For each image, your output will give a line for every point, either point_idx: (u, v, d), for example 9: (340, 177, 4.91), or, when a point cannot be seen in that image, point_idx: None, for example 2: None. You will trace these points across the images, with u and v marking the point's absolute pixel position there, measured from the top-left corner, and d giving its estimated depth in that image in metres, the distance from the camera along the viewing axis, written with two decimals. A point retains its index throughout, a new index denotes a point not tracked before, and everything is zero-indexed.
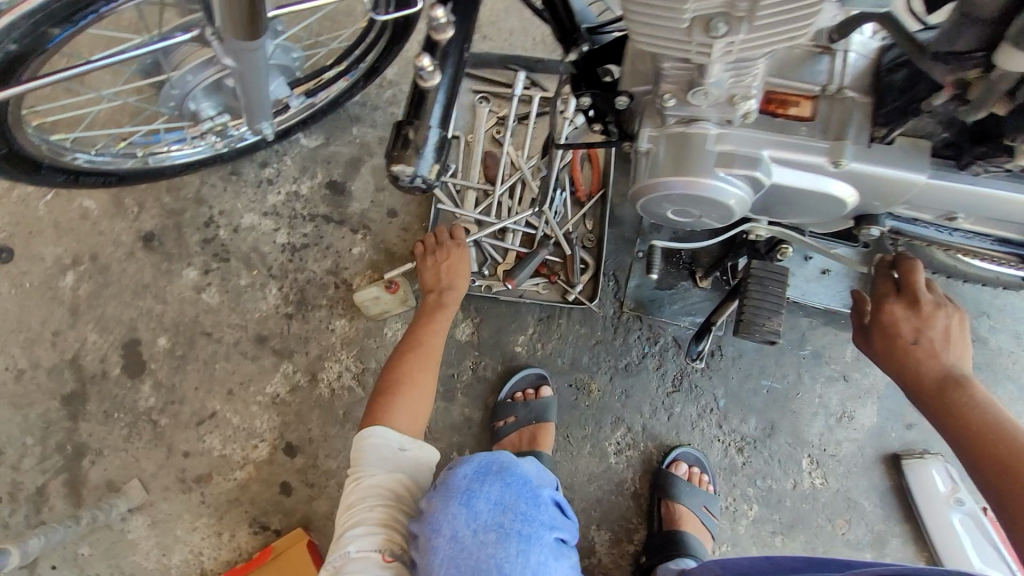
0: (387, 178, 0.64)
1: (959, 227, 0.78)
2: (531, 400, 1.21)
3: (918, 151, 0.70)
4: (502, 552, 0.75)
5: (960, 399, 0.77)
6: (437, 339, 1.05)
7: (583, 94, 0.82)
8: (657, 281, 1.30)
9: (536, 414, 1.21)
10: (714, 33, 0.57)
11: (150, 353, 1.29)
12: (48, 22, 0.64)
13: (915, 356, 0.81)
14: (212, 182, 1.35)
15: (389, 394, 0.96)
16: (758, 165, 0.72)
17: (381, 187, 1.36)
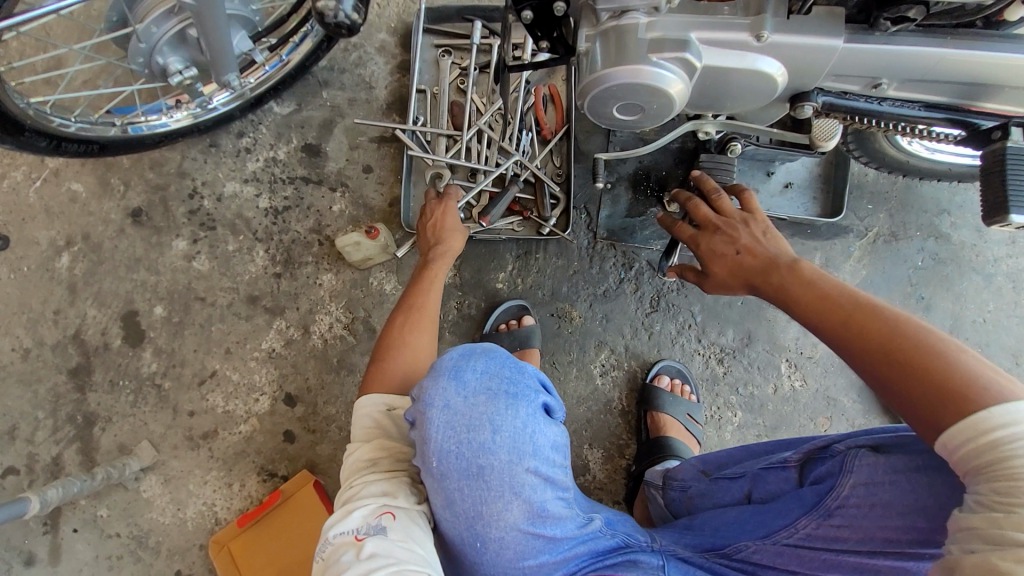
0: (314, 17, 0.76)
1: (886, 95, 0.84)
2: (514, 329, 1.26)
3: (833, 18, 0.76)
4: (494, 410, 0.80)
5: (791, 275, 0.79)
6: (430, 301, 0.97)
7: (524, 10, 0.81)
8: (627, 209, 1.34)
9: (521, 342, 1.26)
10: None
11: (148, 322, 1.35)
12: None
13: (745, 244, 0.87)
14: (193, 156, 1.41)
15: (383, 355, 0.91)
16: (688, 47, 0.77)
17: (355, 145, 1.41)
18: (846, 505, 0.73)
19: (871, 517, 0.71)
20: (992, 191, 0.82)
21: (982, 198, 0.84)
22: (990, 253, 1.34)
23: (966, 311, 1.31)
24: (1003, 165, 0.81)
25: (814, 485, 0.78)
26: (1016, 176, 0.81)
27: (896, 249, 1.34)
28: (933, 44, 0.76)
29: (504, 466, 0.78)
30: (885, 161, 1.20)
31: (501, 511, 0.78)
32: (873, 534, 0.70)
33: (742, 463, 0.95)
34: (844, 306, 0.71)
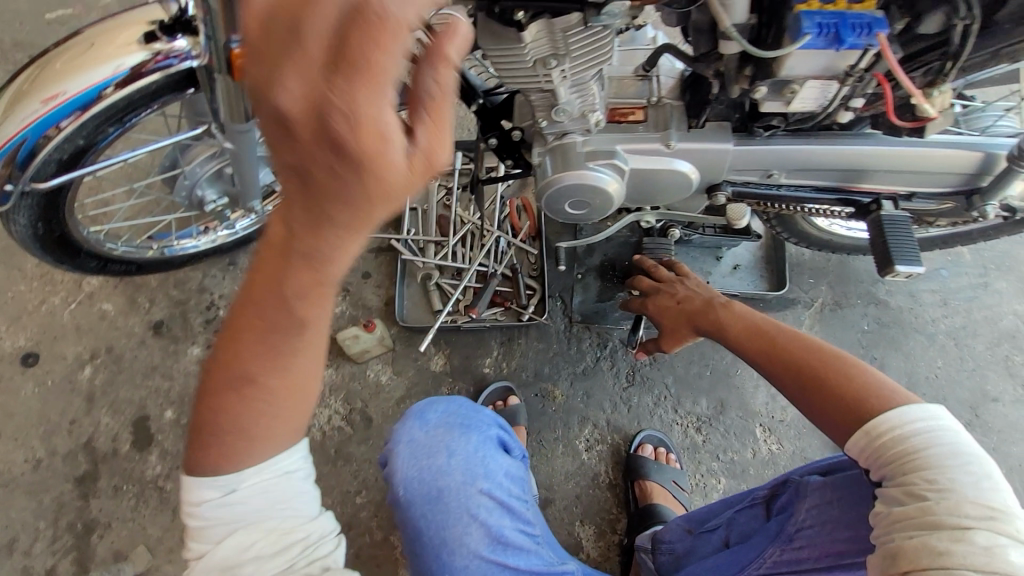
0: None
1: (781, 181, 1.05)
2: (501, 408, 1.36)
3: (723, 128, 0.99)
4: (451, 439, 0.89)
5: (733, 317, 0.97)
6: (300, 305, 0.55)
7: (489, 138, 1.09)
8: (597, 295, 1.51)
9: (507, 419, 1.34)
10: (549, 66, 0.87)
11: (158, 426, 1.43)
12: (106, 122, 0.91)
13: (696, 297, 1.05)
14: (213, 273, 1.60)
15: (241, 406, 0.61)
16: (616, 154, 1.00)
17: (356, 256, 1.61)
18: (802, 528, 0.78)
19: (827, 534, 0.76)
20: (878, 248, 0.97)
21: (874, 256, 0.99)
22: (928, 314, 1.48)
23: (918, 368, 1.42)
24: (883, 231, 0.97)
25: (779, 516, 0.84)
26: (895, 237, 0.97)
27: (843, 316, 1.49)
28: (803, 143, 0.98)
29: (460, 488, 0.85)
30: (810, 239, 1.40)
31: (462, 535, 0.82)
32: (825, 549, 0.75)
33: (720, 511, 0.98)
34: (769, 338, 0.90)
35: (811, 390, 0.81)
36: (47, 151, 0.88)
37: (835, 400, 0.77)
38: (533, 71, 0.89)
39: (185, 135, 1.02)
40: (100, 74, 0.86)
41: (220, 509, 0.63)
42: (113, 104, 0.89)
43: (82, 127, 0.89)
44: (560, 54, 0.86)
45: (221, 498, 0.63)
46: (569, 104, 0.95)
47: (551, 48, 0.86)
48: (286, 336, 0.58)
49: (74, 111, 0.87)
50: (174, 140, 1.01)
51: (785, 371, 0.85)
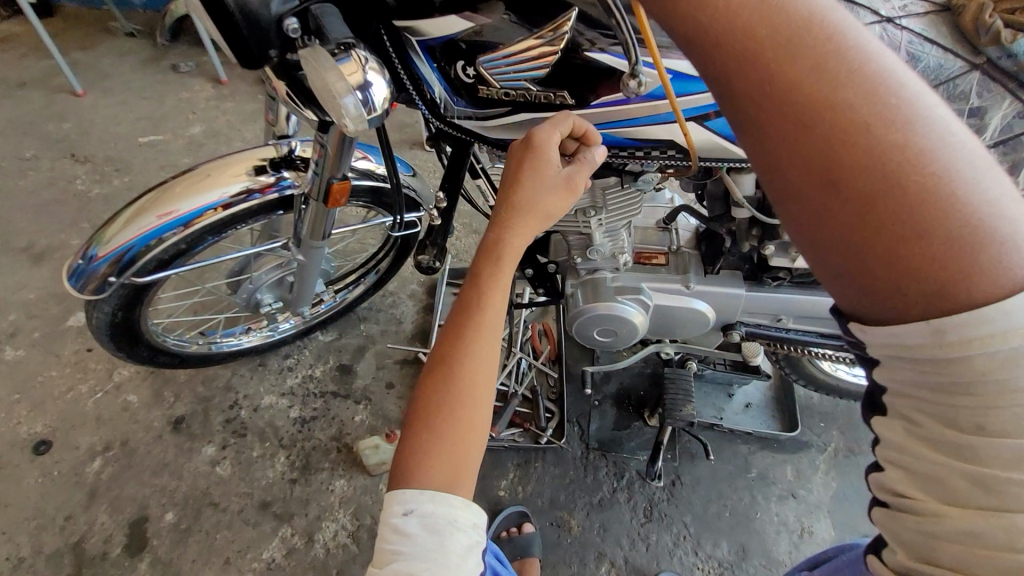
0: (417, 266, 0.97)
1: (790, 325, 1.15)
2: (515, 535, 1.31)
3: (736, 276, 1.12)
4: None
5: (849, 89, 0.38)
6: (473, 364, 0.69)
7: (526, 268, 1.22)
8: (614, 423, 1.55)
9: (521, 549, 1.29)
10: (588, 215, 1.03)
11: (155, 529, 1.38)
12: (206, 232, 1.07)
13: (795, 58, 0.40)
14: (241, 372, 1.65)
15: (417, 438, 0.67)
16: (642, 291, 1.12)
17: (382, 366, 1.68)
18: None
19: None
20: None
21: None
22: None
23: None
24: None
25: None
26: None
27: (857, 463, 1.50)
28: (807, 293, 1.11)
29: None
30: (817, 382, 1.47)
31: None
32: None
33: None
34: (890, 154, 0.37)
35: (887, 224, 0.37)
36: (143, 259, 1.03)
37: (935, 257, 0.37)
38: (574, 217, 1.05)
39: (264, 248, 1.16)
40: (209, 198, 1.03)
41: (399, 549, 0.63)
42: (214, 221, 1.05)
43: (186, 235, 1.04)
44: (598, 206, 1.03)
45: (408, 517, 0.64)
46: (602, 246, 1.09)
47: (589, 202, 1.02)
48: (461, 371, 0.69)
49: (179, 226, 1.02)
50: (254, 252, 1.15)
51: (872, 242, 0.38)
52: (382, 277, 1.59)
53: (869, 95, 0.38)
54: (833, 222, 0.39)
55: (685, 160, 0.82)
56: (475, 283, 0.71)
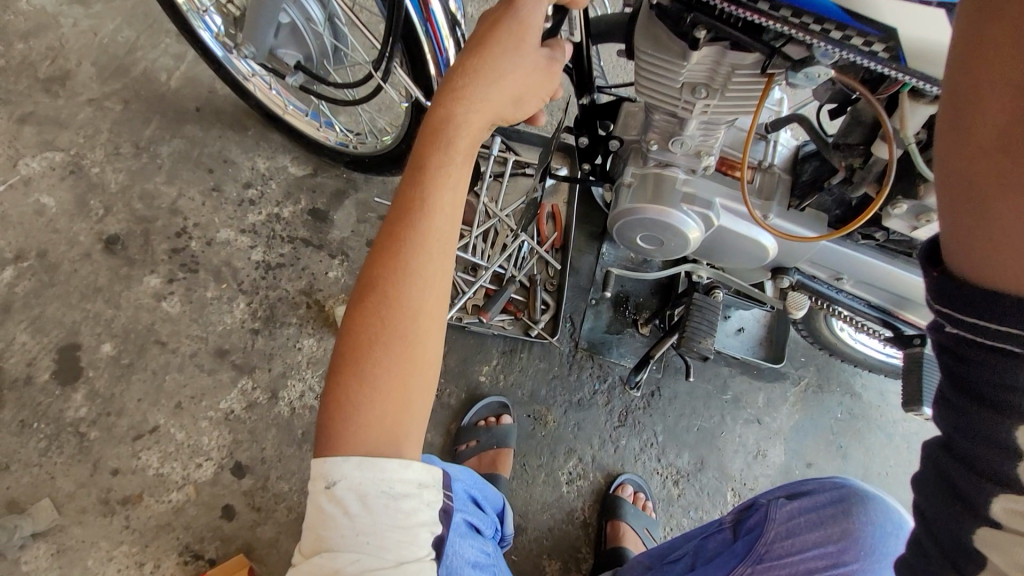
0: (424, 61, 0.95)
1: (845, 287, 1.04)
2: (493, 426, 1.29)
3: (819, 221, 0.94)
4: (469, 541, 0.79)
5: None
6: (432, 271, 0.60)
7: (581, 135, 1.04)
8: (607, 325, 1.47)
9: (497, 440, 1.28)
10: (696, 95, 0.78)
11: (90, 360, 1.21)
12: None
13: None
14: (191, 196, 1.39)
15: (346, 376, 0.57)
16: (709, 207, 0.94)
17: (363, 219, 1.46)
18: (772, 549, 0.81)
19: (795, 555, 0.79)
20: (910, 383, 1.05)
21: (903, 389, 1.06)
22: (893, 415, 1.58)
23: (874, 463, 1.53)
24: (919, 368, 1.05)
25: (746, 537, 0.86)
26: (929, 379, 1.04)
27: (822, 399, 1.57)
28: (887, 261, 0.97)
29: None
30: (817, 337, 1.42)
31: None
32: (797, 568, 0.79)
33: (679, 543, 0.98)
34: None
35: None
36: None
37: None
38: (676, 93, 0.79)
39: None
40: None
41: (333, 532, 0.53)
42: None
43: None
44: (713, 87, 0.77)
45: (326, 492, 0.53)
46: (689, 138, 0.87)
47: (705, 77, 0.76)
48: (402, 282, 0.59)
49: None
50: None
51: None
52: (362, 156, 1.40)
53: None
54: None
55: (888, 64, 0.64)
56: (426, 169, 0.61)
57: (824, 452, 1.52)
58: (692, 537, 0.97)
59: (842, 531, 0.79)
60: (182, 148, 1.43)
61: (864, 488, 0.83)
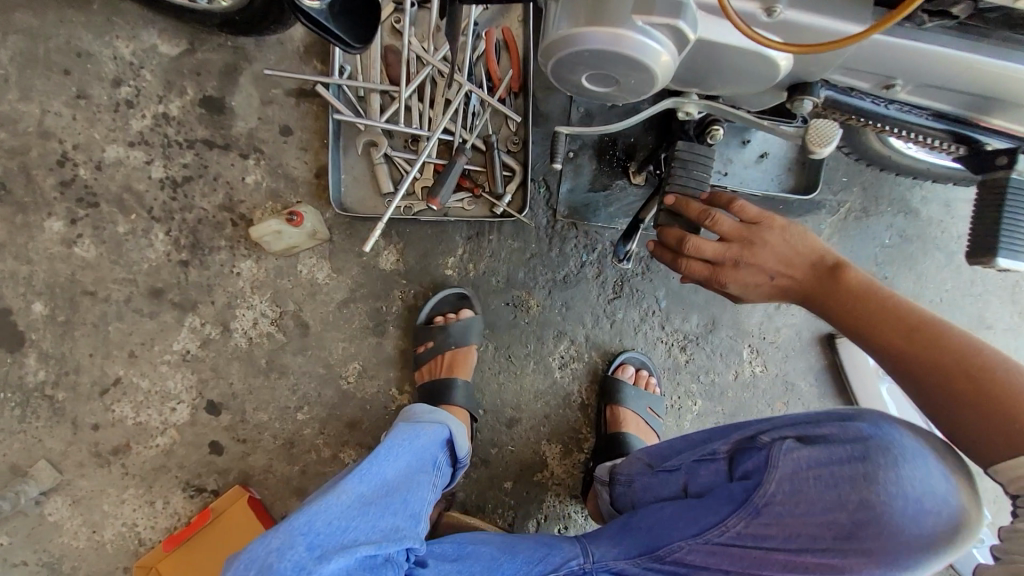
0: None
1: (897, 98, 0.71)
2: (451, 323, 1.15)
3: (863, 2, 0.60)
4: None
5: (851, 280, 0.76)
6: None
7: None
8: (591, 181, 1.21)
9: (456, 337, 1.15)
10: None
11: (26, 323, 1.11)
12: None
13: (867, 314, 0.75)
14: (56, 110, 1.12)
15: None
16: (681, 14, 0.60)
17: (269, 101, 1.16)
18: (772, 503, 0.79)
19: (799, 515, 0.78)
20: (984, 225, 0.77)
21: (970, 234, 0.80)
22: (955, 230, 1.32)
23: (925, 291, 1.32)
24: (1001, 200, 0.75)
25: (743, 481, 0.83)
26: (1015, 212, 0.75)
27: (866, 225, 1.30)
28: (969, 47, 0.62)
29: None
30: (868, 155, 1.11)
31: None
32: (797, 530, 0.78)
33: (681, 453, 0.94)
34: (909, 321, 0.73)
35: (926, 365, 0.71)
36: None
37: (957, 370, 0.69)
38: None
39: None
40: None
41: None
42: None
43: None
44: None
45: None
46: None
47: None
48: None
49: None
50: None
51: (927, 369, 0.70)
52: (229, 19, 1.07)
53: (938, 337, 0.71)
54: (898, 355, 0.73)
55: None
56: None
57: None
58: (694, 448, 0.93)
59: (859, 498, 0.75)
60: (19, 45, 1.11)
61: (891, 448, 0.75)
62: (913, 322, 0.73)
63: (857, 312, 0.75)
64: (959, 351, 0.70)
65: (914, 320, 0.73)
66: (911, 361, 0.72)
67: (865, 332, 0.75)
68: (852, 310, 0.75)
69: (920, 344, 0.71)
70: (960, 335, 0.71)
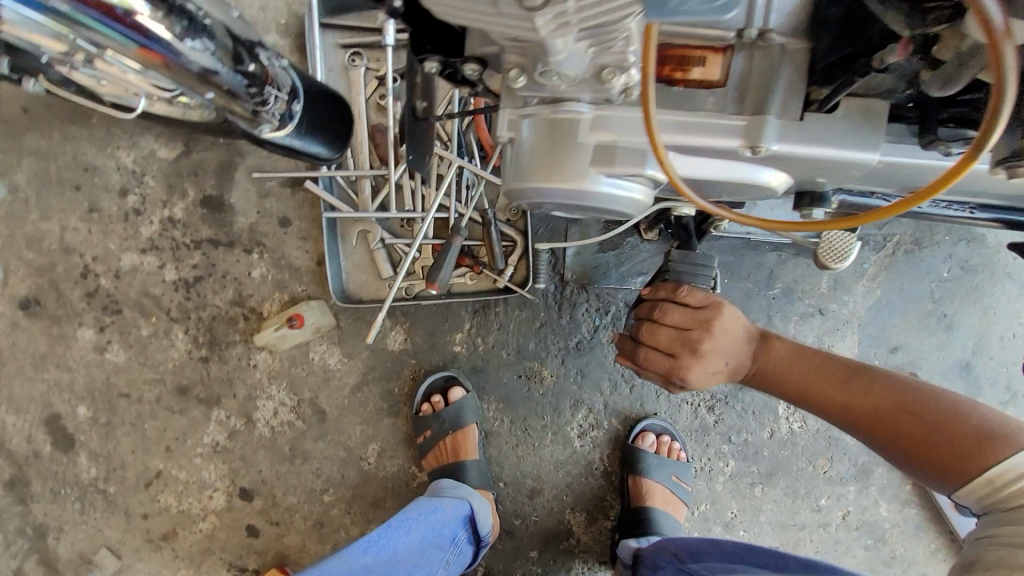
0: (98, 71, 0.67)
1: None
2: (441, 409, 1.14)
3: (869, 124, 0.51)
4: None
5: (775, 350, 0.78)
6: None
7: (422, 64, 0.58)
8: (599, 242, 1.15)
9: (451, 422, 1.14)
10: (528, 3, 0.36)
11: (74, 425, 1.20)
12: None
13: (803, 376, 0.76)
14: (74, 226, 1.17)
15: None
16: (648, 161, 0.53)
17: (265, 194, 1.16)
18: None
19: None
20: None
21: None
22: None
23: (993, 326, 1.17)
24: None
25: None
26: None
27: (919, 259, 1.16)
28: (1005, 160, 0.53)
29: None
30: None
31: None
32: None
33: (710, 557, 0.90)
34: (839, 374, 0.75)
35: (870, 415, 0.72)
36: None
37: (903, 413, 0.70)
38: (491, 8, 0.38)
39: None
40: None
41: None
42: None
43: None
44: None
45: None
46: (568, 64, 0.45)
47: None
48: None
49: None
50: None
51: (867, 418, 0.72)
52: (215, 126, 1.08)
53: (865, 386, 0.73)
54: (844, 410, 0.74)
55: None
56: None
57: (920, 329, 1.17)
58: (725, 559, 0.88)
59: None
60: (35, 167, 1.16)
61: None
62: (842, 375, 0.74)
63: (792, 382, 0.77)
64: (894, 394, 0.71)
65: (839, 372, 0.75)
66: (853, 414, 0.73)
67: (807, 399, 0.76)
68: (787, 382, 0.77)
69: (855, 398, 0.73)
70: (884, 377, 0.73)
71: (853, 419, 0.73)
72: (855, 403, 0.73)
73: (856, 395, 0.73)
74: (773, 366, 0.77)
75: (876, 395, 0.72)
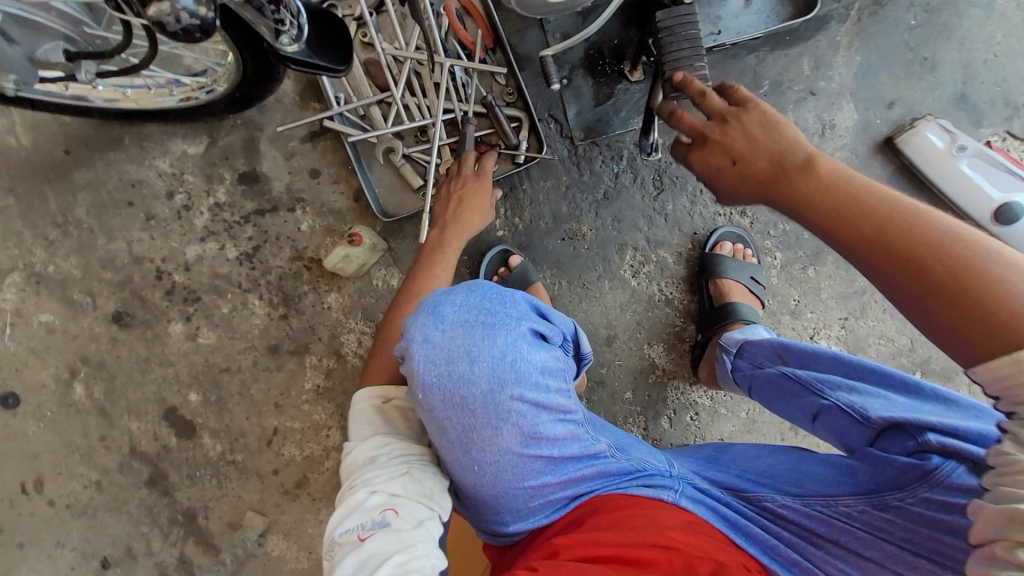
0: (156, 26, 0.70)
1: None
2: (507, 276, 1.23)
3: None
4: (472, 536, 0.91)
5: (807, 180, 0.70)
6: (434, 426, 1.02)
7: None
8: (594, 97, 1.23)
9: (521, 283, 1.22)
10: None
11: (191, 411, 1.32)
12: None
13: (833, 206, 0.67)
14: (138, 237, 1.30)
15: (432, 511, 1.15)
16: None
17: (291, 154, 1.28)
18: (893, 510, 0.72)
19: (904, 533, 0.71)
20: None
21: None
22: None
23: (974, 53, 1.22)
24: None
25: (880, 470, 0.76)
26: None
27: (885, 16, 1.23)
28: None
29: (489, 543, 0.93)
30: None
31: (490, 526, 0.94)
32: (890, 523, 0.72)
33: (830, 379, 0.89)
34: (878, 211, 0.65)
35: (911, 258, 0.62)
36: None
37: (945, 262, 0.60)
38: None
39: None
40: None
41: None
42: None
43: None
44: None
45: None
46: None
47: None
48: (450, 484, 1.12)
49: None
50: None
51: (896, 258, 0.63)
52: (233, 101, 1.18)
53: (912, 222, 0.63)
54: (879, 247, 0.64)
55: None
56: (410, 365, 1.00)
57: (907, 77, 1.22)
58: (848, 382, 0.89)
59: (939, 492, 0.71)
60: (90, 197, 1.30)
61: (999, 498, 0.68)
62: (892, 211, 0.64)
63: (824, 214, 0.68)
64: (944, 242, 0.61)
65: (886, 210, 0.64)
66: (885, 255, 0.63)
67: (845, 231, 0.66)
68: (819, 213, 0.68)
69: (894, 235, 0.63)
70: (941, 224, 0.62)
71: (886, 263, 0.63)
72: (895, 243, 0.63)
73: (895, 231, 0.63)
74: (800, 192, 0.70)
75: (924, 241, 0.61)
